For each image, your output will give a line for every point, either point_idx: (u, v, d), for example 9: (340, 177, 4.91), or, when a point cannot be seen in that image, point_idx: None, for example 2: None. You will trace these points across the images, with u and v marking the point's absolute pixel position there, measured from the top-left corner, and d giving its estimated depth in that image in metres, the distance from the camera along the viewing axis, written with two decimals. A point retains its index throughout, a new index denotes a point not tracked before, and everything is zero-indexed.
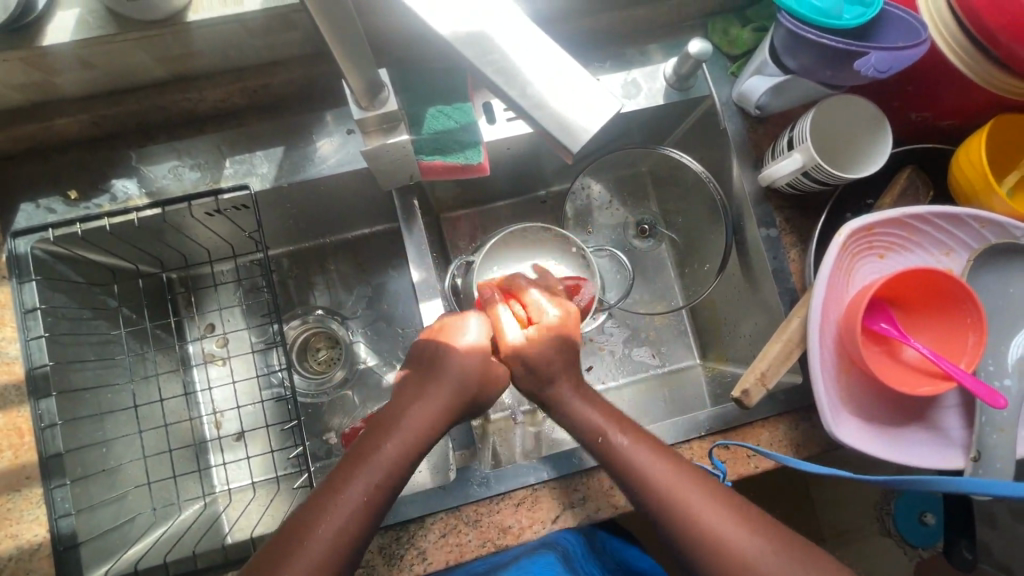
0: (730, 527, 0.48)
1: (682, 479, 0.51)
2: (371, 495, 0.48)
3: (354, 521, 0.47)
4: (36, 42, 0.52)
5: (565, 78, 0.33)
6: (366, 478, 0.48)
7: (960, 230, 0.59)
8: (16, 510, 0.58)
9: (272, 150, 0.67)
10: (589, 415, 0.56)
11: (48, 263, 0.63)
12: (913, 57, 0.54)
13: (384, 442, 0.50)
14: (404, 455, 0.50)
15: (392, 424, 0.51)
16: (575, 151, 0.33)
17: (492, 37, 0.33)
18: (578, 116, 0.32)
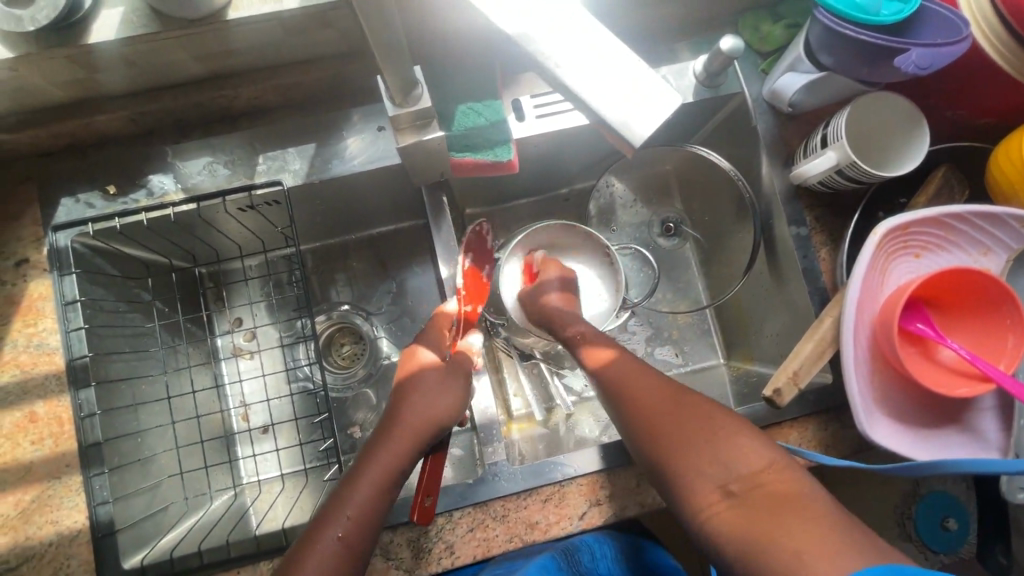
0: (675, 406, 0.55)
1: (651, 380, 0.58)
2: (372, 501, 0.53)
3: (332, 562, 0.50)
4: (82, 41, 0.53)
5: (613, 59, 0.33)
6: (340, 514, 0.52)
7: (999, 230, 0.58)
8: (56, 497, 0.60)
9: (304, 147, 0.67)
10: (577, 321, 0.68)
11: (87, 257, 0.65)
12: (953, 54, 0.54)
13: (353, 485, 0.54)
14: (375, 492, 0.54)
15: (365, 466, 0.55)
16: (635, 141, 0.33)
17: (527, 34, 0.33)
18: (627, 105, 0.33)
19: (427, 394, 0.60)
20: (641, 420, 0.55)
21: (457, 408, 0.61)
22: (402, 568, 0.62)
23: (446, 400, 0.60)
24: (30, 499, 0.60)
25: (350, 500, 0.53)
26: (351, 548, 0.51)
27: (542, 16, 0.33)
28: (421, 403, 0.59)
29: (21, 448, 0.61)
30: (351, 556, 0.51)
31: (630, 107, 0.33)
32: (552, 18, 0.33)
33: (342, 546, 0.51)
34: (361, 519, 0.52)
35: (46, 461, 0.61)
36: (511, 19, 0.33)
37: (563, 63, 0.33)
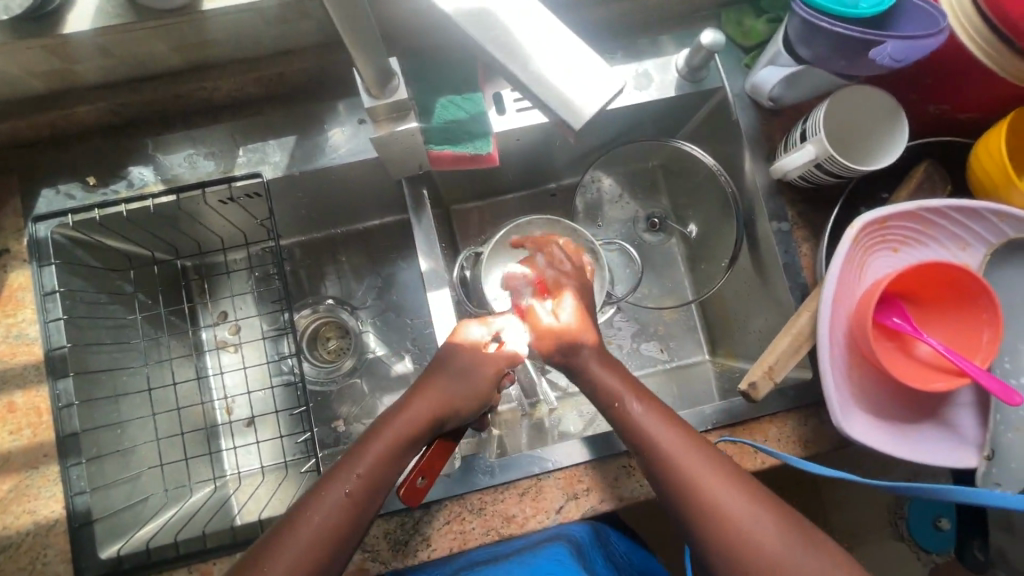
0: (689, 460, 0.53)
1: (674, 432, 0.55)
2: (355, 488, 0.52)
3: (336, 516, 0.51)
4: (57, 30, 0.53)
5: (580, 65, 0.35)
6: (349, 469, 0.53)
7: (977, 225, 0.58)
8: (34, 487, 0.60)
9: (285, 139, 0.68)
10: (608, 380, 0.58)
11: (67, 247, 0.65)
12: (928, 48, 0.54)
13: (350, 461, 0.53)
14: (365, 481, 0.52)
15: (379, 428, 0.55)
16: (574, 124, 0.35)
17: (511, 36, 0.36)
18: (577, 88, 0.35)
19: (453, 390, 0.58)
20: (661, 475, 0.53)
21: (485, 399, 0.58)
22: (379, 560, 0.62)
23: (472, 394, 0.58)
24: (8, 489, 0.60)
25: (362, 460, 0.53)
26: (356, 505, 0.52)
27: (540, 18, 0.36)
28: (451, 395, 0.57)
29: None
30: (355, 519, 0.52)
31: (577, 87, 0.35)
32: (549, 20, 0.36)
33: (348, 503, 0.51)
34: (371, 478, 0.53)
35: (24, 451, 0.61)
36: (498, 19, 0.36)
37: (527, 64, 0.36)
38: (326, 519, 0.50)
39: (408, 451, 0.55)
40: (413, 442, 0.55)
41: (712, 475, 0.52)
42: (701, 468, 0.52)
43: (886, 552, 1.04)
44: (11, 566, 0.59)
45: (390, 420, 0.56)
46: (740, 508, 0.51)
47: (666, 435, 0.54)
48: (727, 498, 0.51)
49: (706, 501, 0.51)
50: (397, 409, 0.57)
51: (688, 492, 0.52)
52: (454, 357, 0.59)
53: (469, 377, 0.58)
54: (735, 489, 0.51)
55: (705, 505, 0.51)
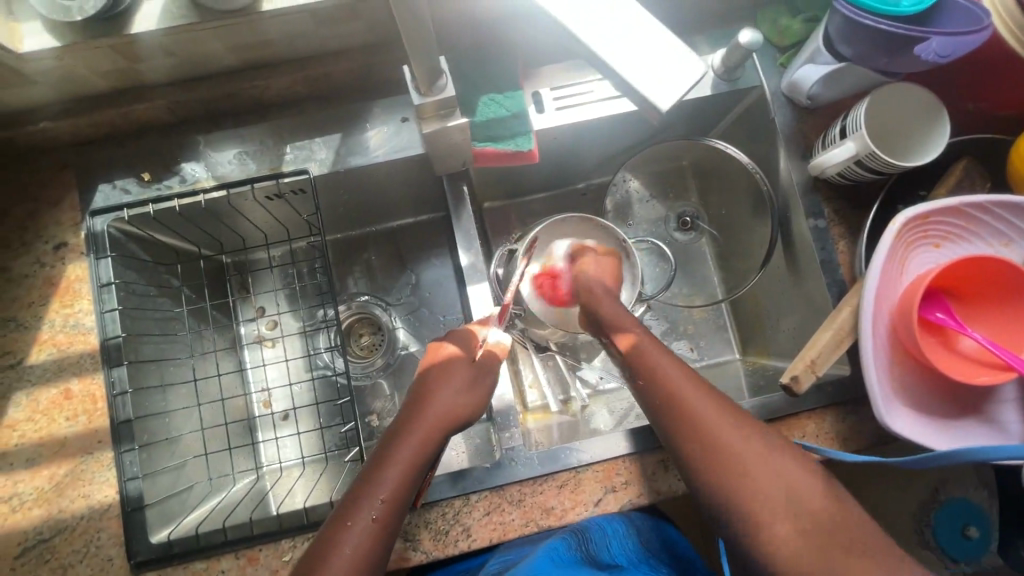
0: (687, 388, 0.56)
1: (673, 361, 0.58)
2: (380, 513, 0.52)
3: (366, 544, 0.51)
4: (125, 31, 0.55)
5: (668, 62, 0.37)
6: (371, 496, 0.52)
7: (1021, 220, 0.58)
8: (89, 471, 0.62)
9: (330, 137, 0.70)
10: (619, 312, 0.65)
11: (122, 241, 0.67)
12: (974, 43, 0.54)
13: (371, 477, 0.53)
14: (387, 506, 0.52)
15: (388, 456, 0.54)
16: (663, 109, 0.37)
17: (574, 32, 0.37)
18: (659, 82, 0.37)
19: (458, 400, 0.59)
20: (660, 400, 0.56)
21: (478, 409, 0.60)
22: (420, 550, 0.63)
23: (472, 405, 0.59)
24: (64, 473, 0.62)
25: (382, 479, 0.53)
26: (383, 530, 0.52)
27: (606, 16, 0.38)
28: (460, 409, 0.58)
29: (57, 424, 0.63)
30: (383, 538, 0.52)
31: (659, 83, 0.37)
32: (615, 28, 0.38)
33: (376, 528, 0.51)
34: (394, 498, 0.53)
35: (81, 436, 0.63)
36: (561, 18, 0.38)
37: (609, 64, 0.37)
38: (357, 550, 0.50)
39: (421, 468, 0.55)
40: (423, 459, 0.55)
41: (698, 393, 0.55)
42: (693, 390, 0.55)
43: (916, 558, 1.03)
44: (66, 548, 0.61)
45: (400, 432, 0.56)
46: (715, 414, 0.54)
47: (656, 352, 0.59)
48: (701, 404, 0.54)
49: (695, 416, 0.54)
50: (399, 429, 0.57)
51: (676, 404, 0.55)
52: (452, 366, 0.60)
53: (470, 389, 0.60)
54: (709, 399, 0.55)
55: (694, 420, 0.54)
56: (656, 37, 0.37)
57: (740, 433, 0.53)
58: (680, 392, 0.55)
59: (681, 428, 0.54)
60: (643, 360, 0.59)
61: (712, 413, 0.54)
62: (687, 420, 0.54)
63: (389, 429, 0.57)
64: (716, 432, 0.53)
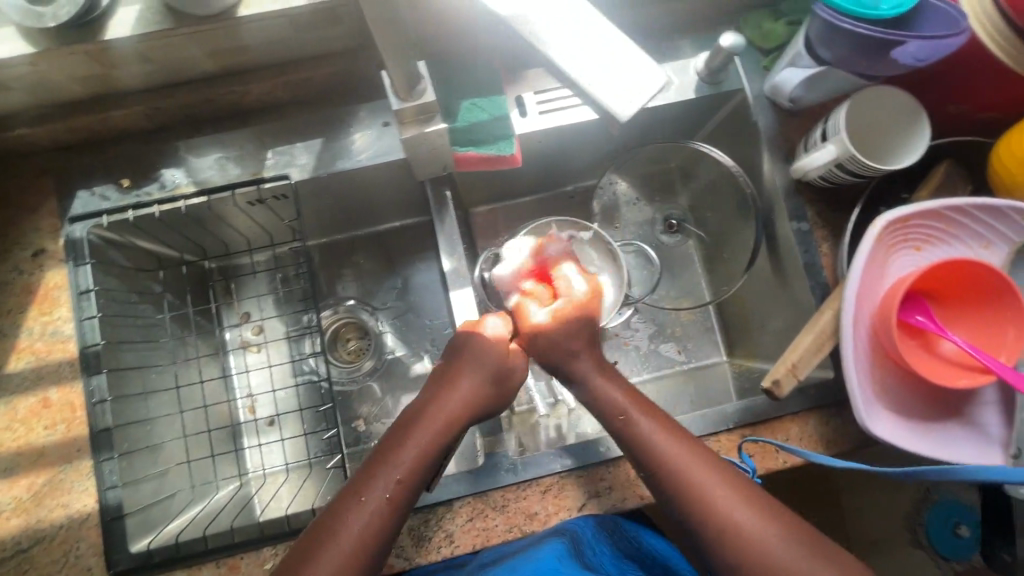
0: (685, 459, 0.53)
1: (664, 426, 0.56)
2: (391, 492, 0.52)
3: (372, 525, 0.51)
4: (100, 37, 0.55)
5: (629, 69, 0.37)
6: (387, 475, 0.53)
7: (1000, 223, 0.58)
8: (68, 481, 0.62)
9: (311, 142, 0.69)
10: (592, 372, 0.60)
11: (102, 248, 0.66)
12: (951, 47, 0.55)
13: (387, 456, 0.54)
14: (396, 490, 0.53)
15: (405, 435, 0.55)
16: (625, 118, 0.37)
17: (560, 52, 0.37)
18: (622, 89, 0.37)
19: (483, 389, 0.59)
20: (656, 472, 0.54)
21: (499, 401, 0.60)
22: (403, 557, 0.63)
23: (493, 398, 0.59)
24: (42, 483, 0.62)
25: (398, 460, 0.53)
26: (394, 508, 0.52)
27: (568, 25, 0.37)
28: (480, 403, 0.58)
29: (35, 433, 0.63)
30: (388, 520, 0.52)
31: (621, 90, 0.37)
32: (578, 36, 0.37)
33: (387, 507, 0.52)
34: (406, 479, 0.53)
35: (59, 445, 0.63)
36: (548, 40, 0.37)
37: (570, 69, 0.37)
38: (364, 529, 0.51)
39: (436, 455, 0.55)
40: (439, 447, 0.55)
41: (676, 444, 0.55)
42: (670, 443, 0.55)
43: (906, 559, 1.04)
44: (44, 559, 0.61)
45: (422, 417, 0.56)
46: (719, 489, 0.52)
47: (614, 394, 0.59)
48: (702, 477, 0.52)
49: (671, 469, 0.53)
50: (421, 413, 0.57)
51: (674, 477, 0.53)
52: (479, 350, 0.59)
53: (492, 381, 0.59)
54: (710, 470, 0.53)
55: (671, 473, 0.53)
56: (614, 41, 0.37)
57: (723, 486, 0.52)
58: (656, 447, 0.55)
59: (684, 502, 0.52)
60: (634, 428, 0.56)
61: (692, 464, 0.53)
62: (688, 495, 0.52)
63: (409, 410, 0.58)
64: (722, 509, 0.51)
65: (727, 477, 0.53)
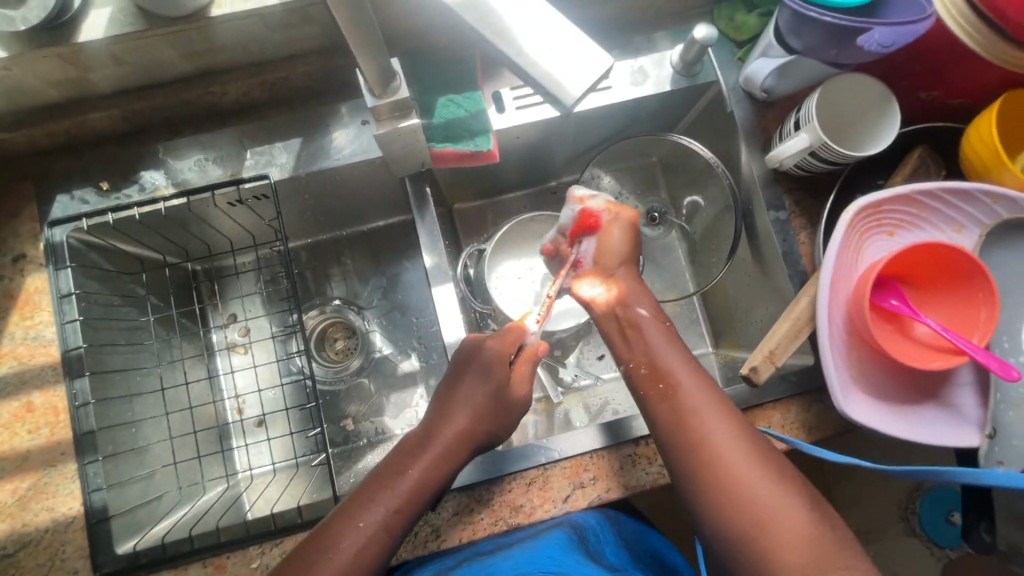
0: (697, 398, 0.54)
1: (684, 362, 0.57)
2: (389, 519, 0.53)
3: (373, 543, 0.52)
4: (73, 39, 0.55)
5: (578, 54, 0.38)
6: (387, 505, 0.53)
7: (971, 206, 0.59)
8: (52, 484, 0.62)
9: (290, 141, 0.69)
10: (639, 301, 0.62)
11: (82, 252, 0.67)
12: (916, 32, 0.55)
13: (388, 484, 0.55)
14: (389, 516, 0.53)
15: (407, 459, 0.57)
16: (570, 105, 0.38)
17: (555, 74, 0.38)
18: (570, 75, 0.38)
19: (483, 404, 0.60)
20: (666, 408, 0.55)
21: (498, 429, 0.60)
22: (391, 554, 0.63)
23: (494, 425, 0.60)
24: (26, 487, 0.62)
25: (400, 483, 0.55)
26: (387, 535, 0.53)
27: (521, 9, 0.38)
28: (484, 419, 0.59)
29: (19, 437, 0.63)
30: (387, 539, 0.52)
31: (568, 76, 0.38)
32: (530, 20, 0.38)
33: (379, 532, 0.52)
34: (406, 501, 0.54)
35: (43, 449, 0.63)
36: (542, 64, 0.38)
37: (522, 48, 0.38)
38: (354, 550, 0.51)
39: (436, 483, 0.56)
40: (442, 474, 0.56)
41: (705, 401, 0.54)
42: (701, 398, 0.54)
43: (899, 545, 1.04)
44: (30, 562, 0.61)
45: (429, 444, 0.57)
46: (726, 433, 0.52)
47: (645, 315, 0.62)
48: (712, 418, 0.53)
49: (697, 423, 0.53)
50: (421, 444, 0.58)
51: (685, 415, 0.54)
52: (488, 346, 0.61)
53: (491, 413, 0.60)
54: (720, 412, 0.53)
55: (697, 427, 0.53)
56: (564, 29, 0.38)
57: (743, 445, 0.51)
58: (686, 403, 0.54)
59: (690, 441, 0.53)
60: (655, 362, 0.58)
61: (711, 417, 0.53)
62: (697, 437, 0.52)
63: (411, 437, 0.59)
64: (727, 456, 0.51)
65: (746, 434, 0.52)
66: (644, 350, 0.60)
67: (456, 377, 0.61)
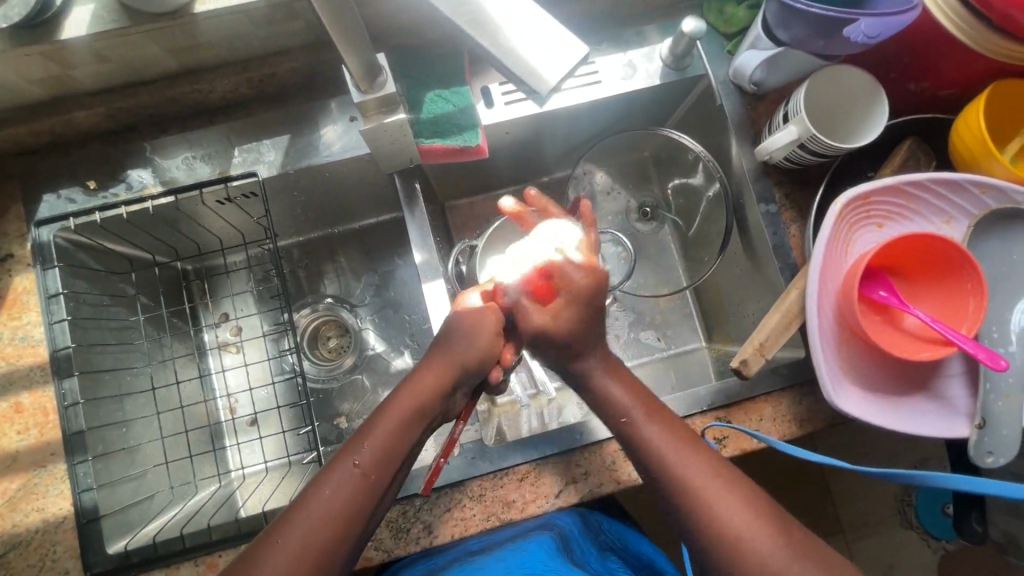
0: (668, 445, 0.54)
1: (648, 411, 0.56)
2: (365, 467, 0.52)
3: (347, 491, 0.50)
4: (56, 37, 0.55)
5: (559, 43, 0.38)
6: (359, 446, 0.53)
7: (960, 198, 0.59)
8: (42, 485, 0.62)
9: (278, 138, 0.69)
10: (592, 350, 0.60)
11: (70, 251, 0.66)
12: (901, 23, 0.55)
13: (367, 432, 0.54)
14: (371, 467, 0.52)
15: (384, 408, 0.56)
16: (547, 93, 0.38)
17: (533, 64, 0.38)
18: (548, 64, 0.38)
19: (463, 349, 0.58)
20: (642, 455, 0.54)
21: (487, 358, 0.59)
22: (383, 550, 0.63)
23: (484, 348, 0.58)
24: (16, 488, 0.62)
25: (373, 434, 0.54)
26: (365, 484, 0.51)
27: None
28: (461, 354, 0.58)
29: (8, 438, 0.63)
30: (362, 507, 0.51)
31: (548, 65, 0.38)
32: (513, 11, 0.38)
33: (359, 476, 0.51)
34: (380, 456, 0.53)
35: (32, 450, 0.62)
36: (520, 56, 0.38)
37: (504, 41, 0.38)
38: (333, 502, 0.50)
39: (408, 443, 0.55)
40: (413, 426, 0.55)
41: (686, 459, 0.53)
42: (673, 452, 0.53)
43: (895, 537, 1.04)
44: (21, 564, 0.60)
45: (399, 396, 0.57)
46: (702, 472, 0.52)
47: (605, 374, 0.59)
48: (687, 460, 0.53)
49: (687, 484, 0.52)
50: (394, 400, 0.56)
51: (655, 462, 0.53)
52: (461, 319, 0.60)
53: (481, 338, 0.59)
54: (691, 453, 0.53)
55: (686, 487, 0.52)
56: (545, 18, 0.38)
57: (733, 498, 0.50)
58: (671, 468, 0.52)
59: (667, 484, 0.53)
60: (620, 410, 0.57)
61: (684, 462, 0.53)
62: (672, 482, 0.52)
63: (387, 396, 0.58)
64: (705, 497, 0.51)
65: (721, 473, 0.52)
66: (587, 378, 0.59)
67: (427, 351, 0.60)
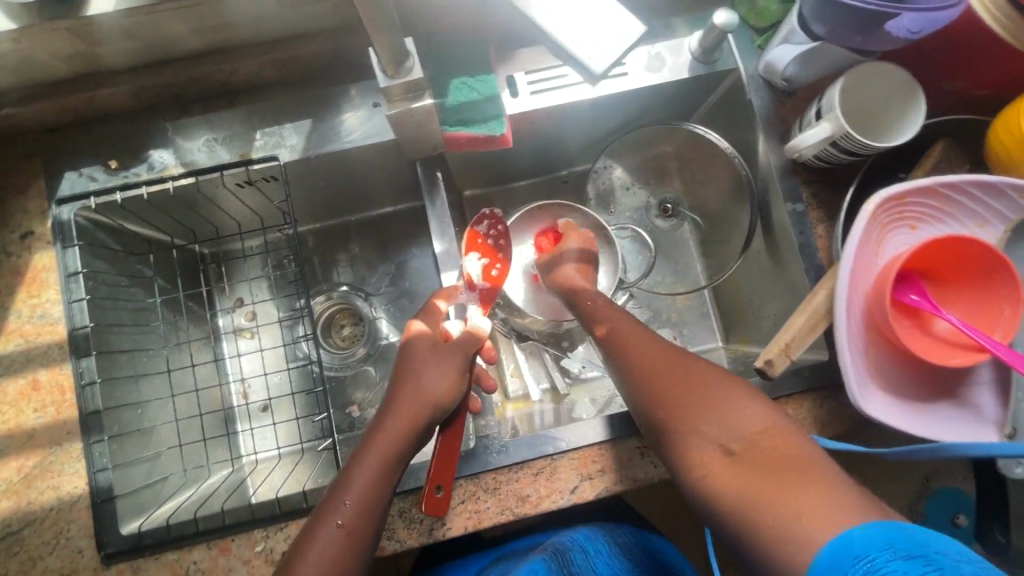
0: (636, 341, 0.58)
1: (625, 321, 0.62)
2: (353, 522, 0.51)
3: (336, 550, 0.50)
4: (82, 13, 0.55)
5: (608, 33, 0.42)
6: (339, 500, 0.52)
7: (997, 202, 0.57)
8: (58, 463, 0.62)
9: (300, 123, 0.68)
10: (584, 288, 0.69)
11: (90, 231, 0.66)
12: (947, 19, 0.54)
13: (347, 480, 0.53)
14: (358, 510, 0.52)
15: (361, 451, 0.55)
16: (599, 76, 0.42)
17: (581, 47, 0.42)
18: (599, 52, 0.42)
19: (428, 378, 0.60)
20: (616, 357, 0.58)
21: (452, 388, 0.60)
22: (395, 539, 0.62)
23: (443, 381, 0.60)
24: (32, 465, 0.62)
25: (352, 486, 0.53)
26: (352, 536, 0.51)
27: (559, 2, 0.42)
28: (424, 383, 0.59)
29: (24, 415, 0.63)
30: (359, 548, 0.51)
31: (597, 51, 0.42)
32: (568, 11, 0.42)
33: (343, 534, 0.50)
34: (362, 506, 0.52)
35: (49, 428, 0.62)
36: (568, 38, 0.42)
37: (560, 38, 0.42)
38: (324, 558, 0.49)
39: (391, 478, 0.55)
40: (393, 465, 0.55)
41: (646, 342, 0.58)
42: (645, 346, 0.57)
43: None
44: (35, 540, 0.61)
45: (372, 435, 0.56)
46: (662, 360, 0.55)
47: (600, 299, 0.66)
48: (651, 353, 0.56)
49: (639, 366, 0.55)
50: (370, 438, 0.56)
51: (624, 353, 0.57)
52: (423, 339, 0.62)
53: (439, 364, 0.61)
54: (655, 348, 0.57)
55: (654, 385, 0.53)
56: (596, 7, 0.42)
57: (692, 381, 0.52)
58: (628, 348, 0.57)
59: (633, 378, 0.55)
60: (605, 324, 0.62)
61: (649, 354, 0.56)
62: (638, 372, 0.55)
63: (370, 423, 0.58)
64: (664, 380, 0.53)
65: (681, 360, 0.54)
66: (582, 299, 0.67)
67: (389, 389, 0.60)
